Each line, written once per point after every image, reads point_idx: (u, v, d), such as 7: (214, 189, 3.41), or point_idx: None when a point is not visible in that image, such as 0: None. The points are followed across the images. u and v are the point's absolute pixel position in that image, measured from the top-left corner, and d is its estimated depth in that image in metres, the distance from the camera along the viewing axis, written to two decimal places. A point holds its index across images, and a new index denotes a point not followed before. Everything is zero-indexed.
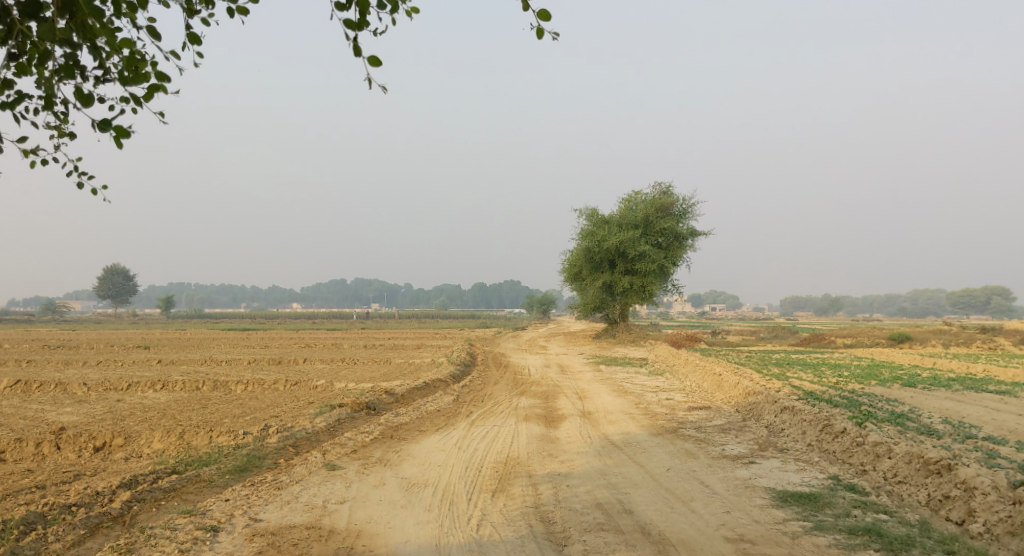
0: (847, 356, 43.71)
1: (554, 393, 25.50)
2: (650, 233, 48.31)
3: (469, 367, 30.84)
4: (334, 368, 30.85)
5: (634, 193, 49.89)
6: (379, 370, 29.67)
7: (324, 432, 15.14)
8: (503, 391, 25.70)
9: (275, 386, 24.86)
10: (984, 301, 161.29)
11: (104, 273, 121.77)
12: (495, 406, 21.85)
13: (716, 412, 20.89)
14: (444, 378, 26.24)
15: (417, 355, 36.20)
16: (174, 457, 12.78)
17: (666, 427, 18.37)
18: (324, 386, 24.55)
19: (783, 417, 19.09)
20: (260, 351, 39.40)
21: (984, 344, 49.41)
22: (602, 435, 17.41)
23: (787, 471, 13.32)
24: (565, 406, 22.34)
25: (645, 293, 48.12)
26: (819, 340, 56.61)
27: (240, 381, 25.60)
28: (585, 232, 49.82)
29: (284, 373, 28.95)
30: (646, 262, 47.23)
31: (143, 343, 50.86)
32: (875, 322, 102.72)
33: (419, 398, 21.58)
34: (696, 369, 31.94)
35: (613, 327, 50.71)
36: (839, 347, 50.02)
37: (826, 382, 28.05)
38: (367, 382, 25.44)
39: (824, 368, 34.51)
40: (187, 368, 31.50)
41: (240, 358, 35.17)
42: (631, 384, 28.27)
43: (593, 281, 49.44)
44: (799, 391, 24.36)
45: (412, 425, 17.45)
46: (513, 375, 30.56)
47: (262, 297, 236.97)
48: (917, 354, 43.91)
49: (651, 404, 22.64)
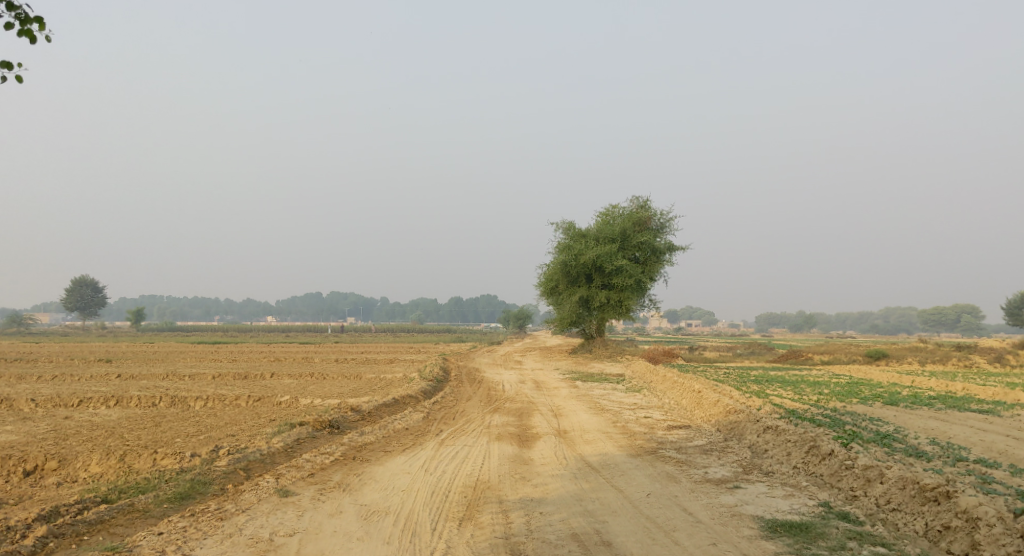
0: (825, 373, 43.18)
1: (528, 410, 24.61)
2: (627, 247, 47.65)
3: (441, 383, 29.88)
4: (301, 383, 29.78)
5: (611, 207, 49.28)
6: (347, 386, 28.63)
7: (282, 454, 14.14)
8: (475, 407, 24.76)
9: (237, 403, 23.80)
10: (954, 319, 162.78)
11: (72, 285, 119.44)
12: (466, 424, 20.92)
13: (696, 432, 20.07)
14: (415, 394, 25.28)
15: (389, 370, 35.16)
16: (108, 484, 11.78)
17: (646, 447, 17.48)
18: (288, 402, 23.50)
19: (767, 437, 18.26)
20: (225, 366, 38.12)
21: (960, 362, 49.23)
22: (578, 456, 16.48)
23: (775, 497, 12.47)
24: (539, 425, 21.44)
25: (622, 307, 47.39)
26: (796, 357, 56.25)
27: (199, 397, 24.49)
28: (561, 246, 49.10)
29: (248, 388, 27.86)
30: (623, 276, 46.55)
31: (106, 356, 49.43)
32: (846, 339, 103.18)
33: (387, 416, 20.59)
34: (674, 386, 31.19)
35: (590, 342, 49.91)
36: (816, 364, 49.57)
37: (807, 400, 27.38)
38: (334, 398, 24.41)
39: (803, 386, 33.86)
40: (147, 383, 30.26)
41: (205, 372, 34.01)
42: (608, 401, 27.45)
43: (570, 295, 48.64)
44: (780, 410, 23.62)
45: (377, 445, 16.45)
46: (486, 391, 29.59)
47: (236, 309, 234.14)
48: (895, 371, 43.44)
49: (629, 423, 21.79)
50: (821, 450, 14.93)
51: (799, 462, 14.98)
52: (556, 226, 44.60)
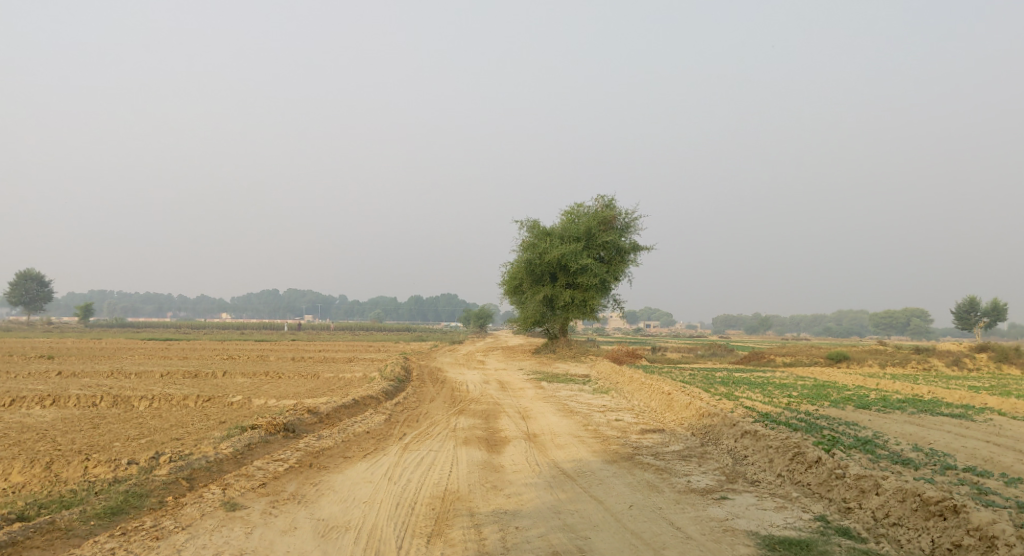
0: (790, 375, 42.79)
1: (494, 412, 23.58)
2: (592, 246, 46.86)
3: (402, 383, 28.69)
4: (255, 382, 28.39)
5: (576, 205, 48.45)
6: (304, 385, 27.34)
7: (232, 461, 12.91)
8: (439, 409, 23.65)
9: (185, 403, 22.42)
10: (905, 322, 165.45)
11: (16, 278, 115.28)
12: (431, 427, 19.82)
13: (672, 436, 19.20)
14: (376, 395, 24.08)
15: (348, 369, 33.88)
16: (27, 498, 10.57)
17: (621, 453, 16.52)
18: (240, 403, 22.18)
19: (747, 443, 17.44)
20: (175, 364, 36.46)
21: (920, 365, 49.26)
22: (551, 463, 15.46)
23: (767, 509, 11.63)
24: (507, 428, 20.43)
25: (587, 307, 46.61)
26: (758, 359, 55.93)
27: (145, 397, 23.06)
28: (525, 244, 48.18)
29: (198, 387, 26.45)
30: (588, 276, 45.76)
31: (49, 352, 47.43)
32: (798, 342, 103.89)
33: (346, 418, 19.37)
34: (642, 388, 30.37)
35: (553, 343, 49.04)
36: (780, 367, 49.21)
37: (778, 403, 26.71)
38: (290, 398, 23.11)
39: (772, 388, 33.25)
40: (89, 381, 28.66)
41: (153, 370, 32.44)
42: (576, 403, 26.54)
43: (534, 294, 47.73)
44: (754, 413, 22.88)
45: (336, 450, 15.27)
46: (450, 391, 28.52)
47: (190, 305, 229.38)
48: (858, 373, 43.19)
49: (601, 427, 20.89)
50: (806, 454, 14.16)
51: (784, 467, 14.18)
52: (521, 224, 43.69)
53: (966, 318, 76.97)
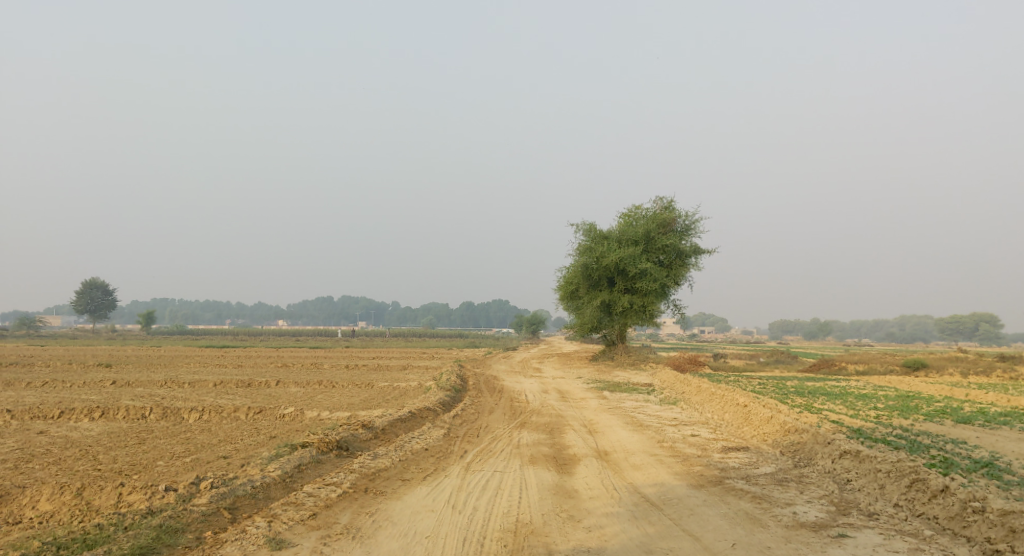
0: (865, 384, 40.27)
1: (559, 425, 22.05)
2: (651, 250, 45.05)
3: (459, 393, 27.32)
4: (308, 392, 27.34)
5: (634, 208, 46.66)
6: (358, 395, 26.17)
7: (280, 486, 11.67)
8: (499, 422, 22.20)
9: (236, 415, 21.38)
10: (973, 327, 158.83)
11: (82, 287, 117.40)
12: (493, 443, 18.38)
13: (758, 456, 17.46)
14: (433, 406, 22.73)
15: (403, 378, 32.68)
16: (47, 536, 9.57)
17: (706, 476, 14.83)
18: (293, 416, 21.05)
19: (847, 465, 15.65)
20: (228, 372, 35.81)
21: (1005, 374, 46.09)
22: (631, 487, 13.91)
23: (898, 552, 10.44)
24: (575, 444, 18.91)
25: (646, 313, 44.74)
26: (828, 366, 53.17)
27: (196, 408, 22.12)
28: (582, 248, 46.60)
29: (250, 397, 25.48)
30: (647, 280, 43.93)
31: (106, 360, 47.29)
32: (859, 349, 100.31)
33: (403, 433, 17.99)
34: (714, 399, 28.45)
35: (611, 350, 47.25)
36: (851, 375, 46.57)
37: (865, 417, 24.61)
38: (344, 410, 21.91)
39: (852, 399, 31.01)
40: (141, 391, 27.96)
41: (206, 379, 31.69)
42: (645, 416, 24.79)
43: (591, 299, 46.05)
44: (845, 429, 20.91)
45: (393, 471, 13.92)
46: (509, 401, 27.07)
47: (248, 313, 232.60)
48: (941, 383, 40.50)
49: (677, 443, 19.18)
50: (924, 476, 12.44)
51: (901, 495, 12.46)
52: (576, 228, 42.11)
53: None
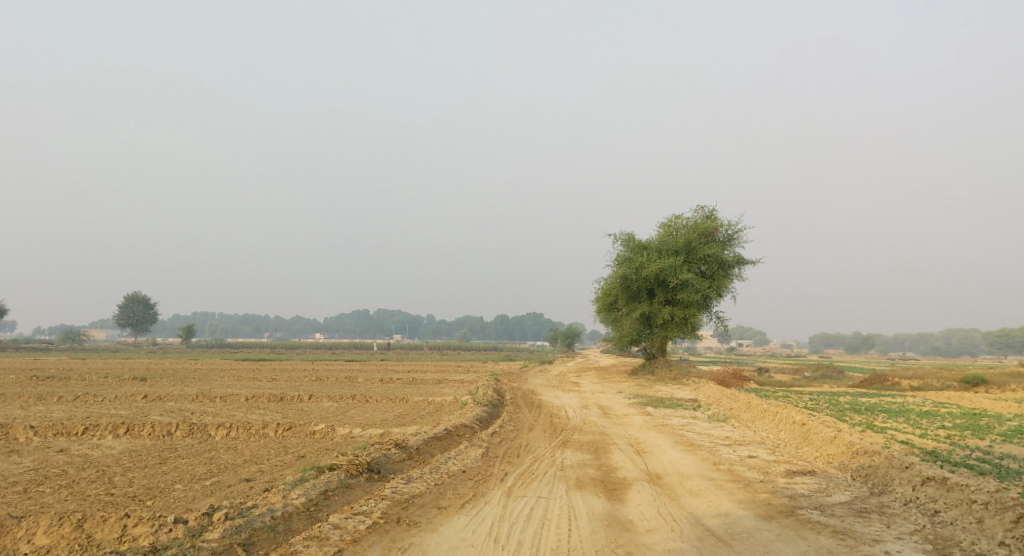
0: (923, 401, 38.14)
1: (603, 445, 20.63)
2: (693, 260, 43.40)
3: (497, 409, 25.99)
4: (340, 407, 26.21)
5: (675, 216, 45.07)
6: (392, 411, 24.99)
7: (305, 516, 10.62)
8: (540, 440, 20.85)
9: (264, 433, 20.31)
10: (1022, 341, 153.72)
11: (124, 301, 118.53)
12: (535, 464, 17.05)
13: (827, 481, 15.94)
14: (470, 424, 21.44)
15: (439, 392, 31.46)
16: None
17: (775, 505, 13.39)
18: (323, 433, 19.91)
19: (931, 494, 14.17)
20: (261, 386, 34.86)
21: None
22: (692, 518, 12.51)
23: None
24: (624, 465, 17.52)
25: (688, 325, 43.10)
26: (880, 381, 50.89)
27: (223, 424, 21.07)
28: (620, 259, 45.13)
29: (281, 413, 24.41)
30: (689, 292, 42.31)
31: (142, 373, 46.73)
32: (904, 362, 97.03)
33: (438, 453, 16.73)
34: (767, 417, 26.80)
35: (651, 364, 45.55)
36: (906, 391, 44.35)
37: (935, 437, 22.89)
38: (377, 426, 20.74)
39: (915, 417, 29.18)
40: (170, 405, 27.10)
41: (238, 393, 30.80)
42: (694, 434, 23.25)
43: (630, 312, 44.53)
44: (918, 450, 19.29)
45: (428, 498, 12.66)
46: (549, 418, 25.72)
47: (286, 326, 234.15)
48: (1004, 400, 38.30)
49: (735, 466, 17.65)
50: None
51: (1005, 529, 11.76)
52: (615, 237, 40.69)
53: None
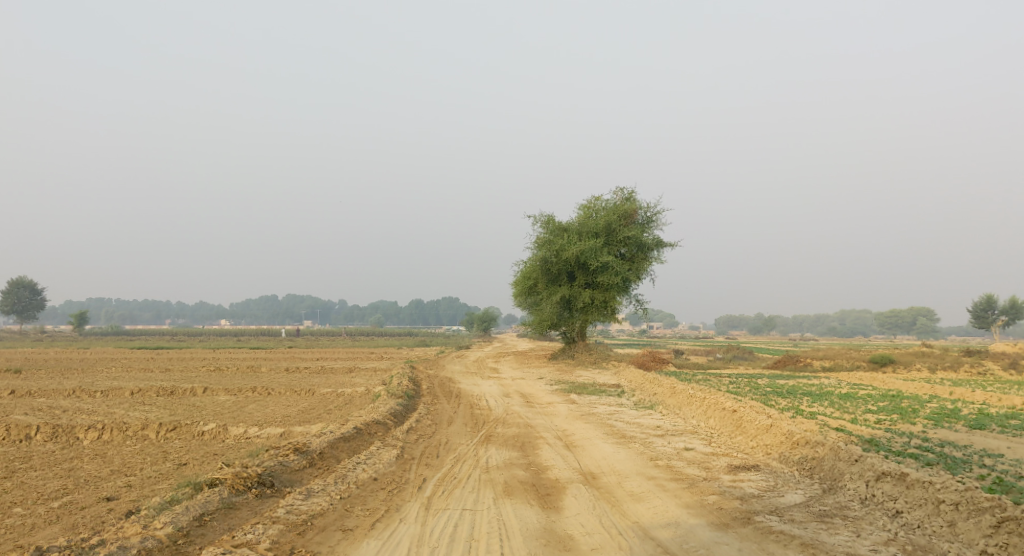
0: (839, 382, 38.03)
1: (529, 439, 18.83)
2: (612, 242, 42.08)
3: (413, 400, 23.95)
4: (238, 401, 23.71)
5: (594, 198, 43.60)
6: (295, 405, 22.61)
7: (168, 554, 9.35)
8: (461, 436, 18.92)
9: (143, 435, 17.73)
10: (911, 320, 160.54)
11: (10, 286, 110.56)
12: (456, 466, 15.15)
13: (776, 478, 14.56)
14: (383, 420, 19.30)
15: (348, 382, 29.11)
16: None
17: (729, 511, 11.88)
18: (213, 434, 17.51)
19: (890, 492, 12.92)
20: (151, 377, 31.75)
21: (974, 369, 44.60)
22: (639, 529, 10.90)
23: None
24: (554, 464, 15.76)
25: (608, 309, 41.92)
26: (793, 362, 51.01)
27: (94, 425, 18.35)
28: (539, 241, 43.44)
29: (168, 409, 21.76)
30: (609, 275, 40.99)
31: (19, 365, 42.48)
32: (803, 343, 99.39)
33: (346, 458, 14.61)
34: (695, 402, 25.58)
35: (571, 348, 44.19)
36: (820, 373, 44.32)
37: (868, 423, 22.11)
38: (276, 425, 18.41)
39: (839, 400, 28.62)
40: (38, 403, 23.91)
41: (123, 385, 27.77)
42: (624, 425, 21.69)
43: (549, 296, 42.95)
44: (858, 439, 18.29)
45: (330, 518, 10.67)
46: (468, 409, 23.78)
47: (189, 312, 225.82)
48: (916, 380, 38.52)
49: (673, 461, 16.13)
50: (1010, 511, 11.26)
51: (982, 535, 11.20)
52: (534, 219, 38.98)
53: (983, 316, 68.42)
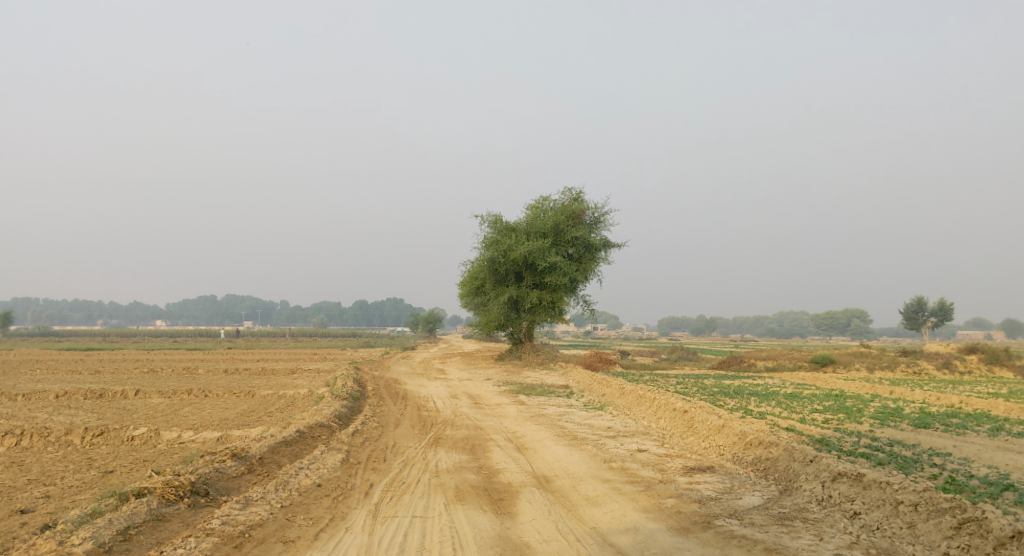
0: (783, 382, 38.36)
1: (479, 442, 18.30)
2: (560, 243, 41.81)
3: (358, 402, 23.21)
4: (172, 404, 22.65)
5: (542, 198, 43.27)
6: (233, 408, 21.69)
7: None
8: (408, 439, 18.30)
9: (68, 440, 16.71)
10: (846, 322, 164.34)
11: None
12: (404, 471, 14.54)
13: (732, 480, 14.30)
14: (327, 423, 18.55)
15: (290, 384, 28.17)
16: None
17: (688, 515, 11.54)
18: (145, 439, 16.59)
19: (846, 493, 12.70)
20: (80, 380, 30.30)
21: (910, 369, 45.50)
22: (597, 535, 10.47)
23: None
24: (506, 467, 15.27)
25: (555, 309, 41.62)
26: (737, 362, 51.43)
27: (13, 430, 17.22)
28: (487, 241, 42.94)
29: (96, 413, 20.64)
30: (556, 275, 40.70)
31: None
32: (741, 344, 100.77)
33: (288, 463, 13.90)
34: (645, 403, 25.34)
35: (519, 349, 43.75)
36: (763, 373, 44.70)
37: (816, 422, 22.12)
38: (212, 429, 17.53)
39: (785, 400, 28.74)
40: None
41: (49, 389, 26.36)
42: (574, 426, 21.31)
43: (497, 296, 42.48)
44: (810, 439, 18.18)
45: (270, 529, 10.05)
46: (415, 411, 23.13)
47: (124, 312, 219.67)
48: (857, 380, 39.06)
49: (626, 463, 15.78)
50: (971, 511, 11.16)
51: (942, 537, 11.07)
52: (482, 219, 38.45)
53: (914, 317, 70.15)
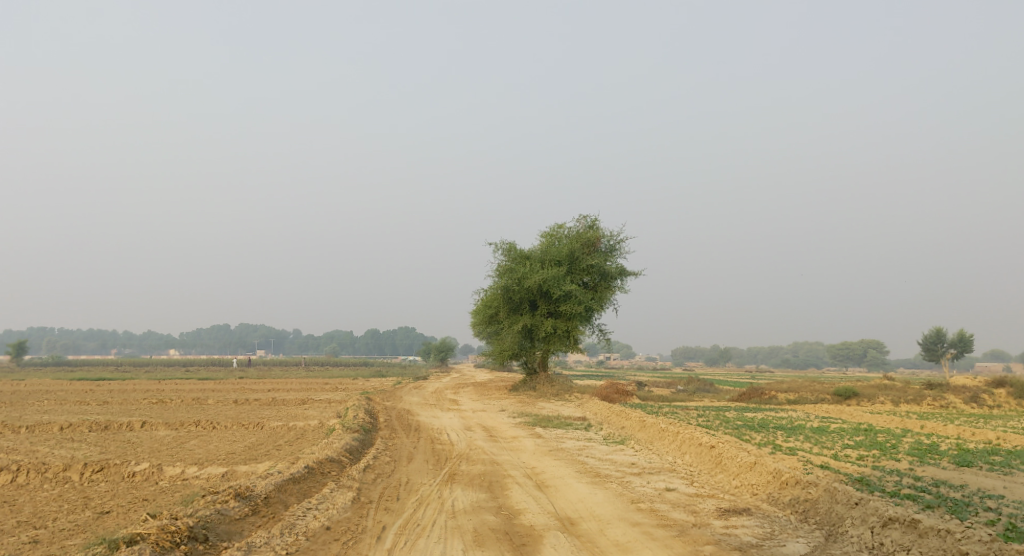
0: (807, 415, 37.14)
1: (496, 478, 17.32)
2: (575, 270, 40.96)
3: (369, 435, 22.27)
4: (177, 437, 21.76)
5: (557, 225, 42.51)
6: (240, 441, 20.81)
7: None
8: (422, 475, 17.37)
9: (66, 477, 15.89)
10: (862, 352, 162.09)
11: None
12: (419, 511, 13.63)
13: (772, 524, 13.29)
14: (337, 458, 17.65)
15: (299, 415, 27.23)
16: None
17: None
18: (146, 476, 15.76)
19: (901, 541, 11.69)
20: (84, 411, 29.44)
21: (936, 403, 44.12)
22: None
23: None
24: (527, 507, 14.33)
25: (570, 339, 40.64)
26: (756, 394, 50.13)
27: (9, 465, 16.41)
28: (501, 268, 42.12)
29: (98, 447, 19.79)
30: (572, 303, 39.78)
31: None
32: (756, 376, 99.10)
33: (296, 502, 13.04)
34: (667, 437, 24.28)
35: (533, 379, 42.68)
36: (785, 405, 43.43)
37: (850, 458, 21.04)
38: (217, 464, 16.67)
39: (813, 434, 27.59)
40: None
41: (52, 420, 25.49)
42: (596, 461, 20.29)
43: (511, 325, 41.57)
44: (849, 478, 17.12)
45: None
46: (429, 444, 22.17)
47: (137, 340, 219.58)
48: (883, 413, 37.81)
49: (655, 504, 14.79)
50: None
51: None
52: (496, 246, 37.68)
53: (933, 349, 68.54)
